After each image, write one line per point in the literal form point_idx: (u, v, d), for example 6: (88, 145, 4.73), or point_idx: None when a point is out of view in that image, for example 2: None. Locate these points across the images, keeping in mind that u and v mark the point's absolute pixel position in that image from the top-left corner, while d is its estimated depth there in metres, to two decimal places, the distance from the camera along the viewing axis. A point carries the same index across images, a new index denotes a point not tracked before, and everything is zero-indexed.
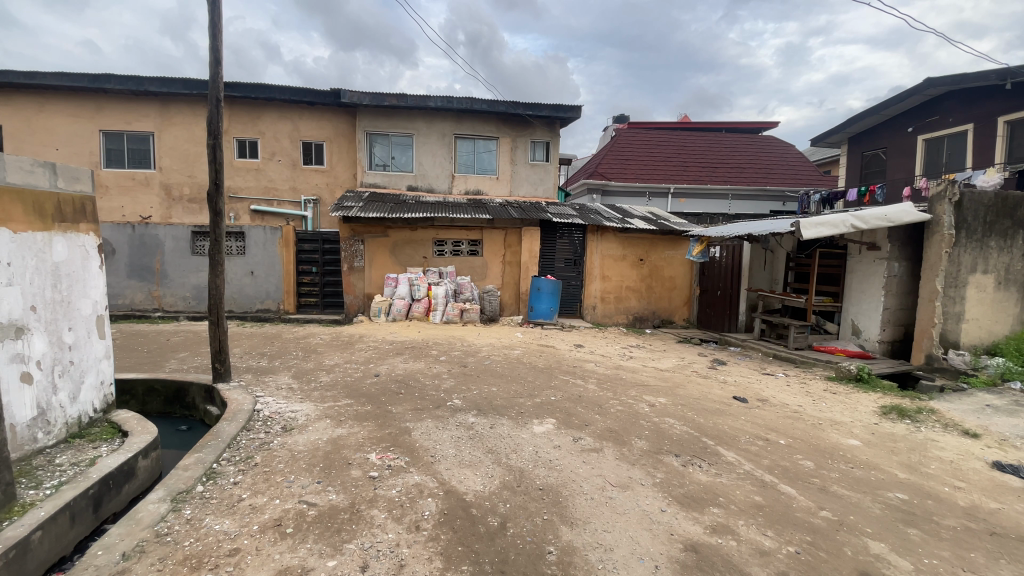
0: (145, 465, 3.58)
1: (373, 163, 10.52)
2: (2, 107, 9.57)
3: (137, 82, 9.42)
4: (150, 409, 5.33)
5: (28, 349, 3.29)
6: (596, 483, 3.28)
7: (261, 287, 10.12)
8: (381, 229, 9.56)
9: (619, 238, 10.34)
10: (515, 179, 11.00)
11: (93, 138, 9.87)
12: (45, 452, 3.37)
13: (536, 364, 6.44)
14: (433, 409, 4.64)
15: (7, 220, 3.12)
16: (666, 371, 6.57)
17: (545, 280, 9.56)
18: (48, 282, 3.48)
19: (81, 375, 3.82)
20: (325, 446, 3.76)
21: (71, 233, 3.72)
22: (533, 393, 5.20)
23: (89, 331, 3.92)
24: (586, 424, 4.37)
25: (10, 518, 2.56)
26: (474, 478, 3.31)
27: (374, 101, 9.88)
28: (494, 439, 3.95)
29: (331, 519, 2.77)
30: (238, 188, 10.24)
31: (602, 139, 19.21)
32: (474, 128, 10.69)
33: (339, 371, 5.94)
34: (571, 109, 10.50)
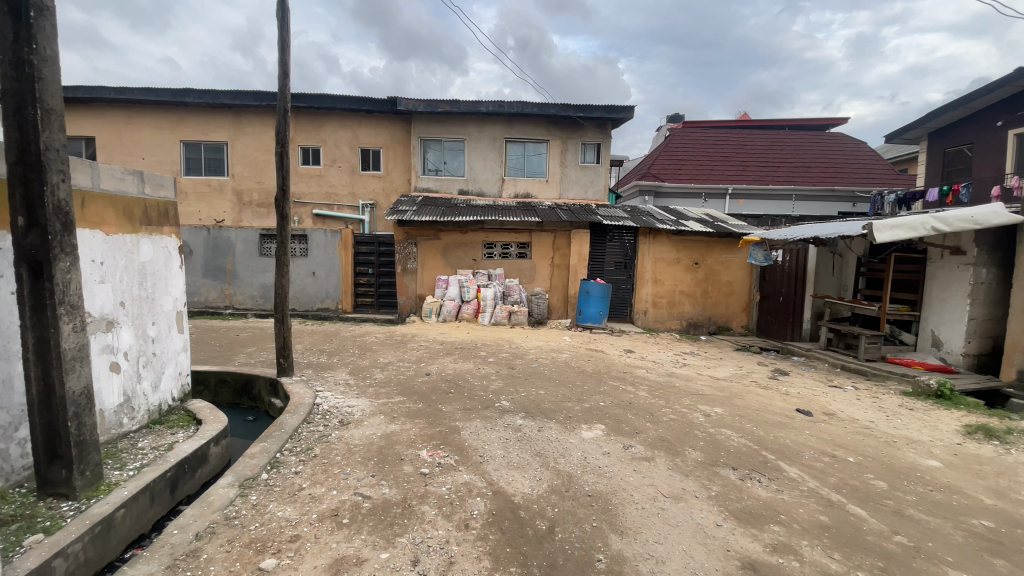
0: (216, 452, 3.84)
1: (426, 168, 10.81)
2: (97, 121, 10.57)
3: (214, 95, 10.18)
4: (221, 399, 5.70)
5: (116, 341, 3.61)
6: (648, 492, 3.20)
7: (321, 287, 10.60)
8: (433, 232, 9.79)
9: (672, 241, 10.06)
10: (565, 181, 10.95)
11: (175, 148, 10.72)
12: (129, 435, 3.69)
13: (585, 369, 6.37)
14: (481, 409, 4.70)
15: (101, 223, 3.45)
16: (723, 380, 6.29)
17: (595, 283, 9.37)
18: (135, 280, 3.81)
19: (162, 366, 4.15)
20: (379, 441, 3.89)
21: (155, 236, 4.06)
22: (582, 398, 5.15)
23: (169, 325, 4.27)
24: (637, 432, 4.27)
25: (97, 496, 2.81)
26: (523, 480, 3.31)
27: (428, 108, 10.15)
28: (542, 442, 3.94)
29: (384, 512, 2.86)
30: (301, 193, 10.80)
31: (655, 139, 18.73)
32: (525, 132, 10.74)
33: (392, 369, 6.13)
34: (623, 109, 10.35)
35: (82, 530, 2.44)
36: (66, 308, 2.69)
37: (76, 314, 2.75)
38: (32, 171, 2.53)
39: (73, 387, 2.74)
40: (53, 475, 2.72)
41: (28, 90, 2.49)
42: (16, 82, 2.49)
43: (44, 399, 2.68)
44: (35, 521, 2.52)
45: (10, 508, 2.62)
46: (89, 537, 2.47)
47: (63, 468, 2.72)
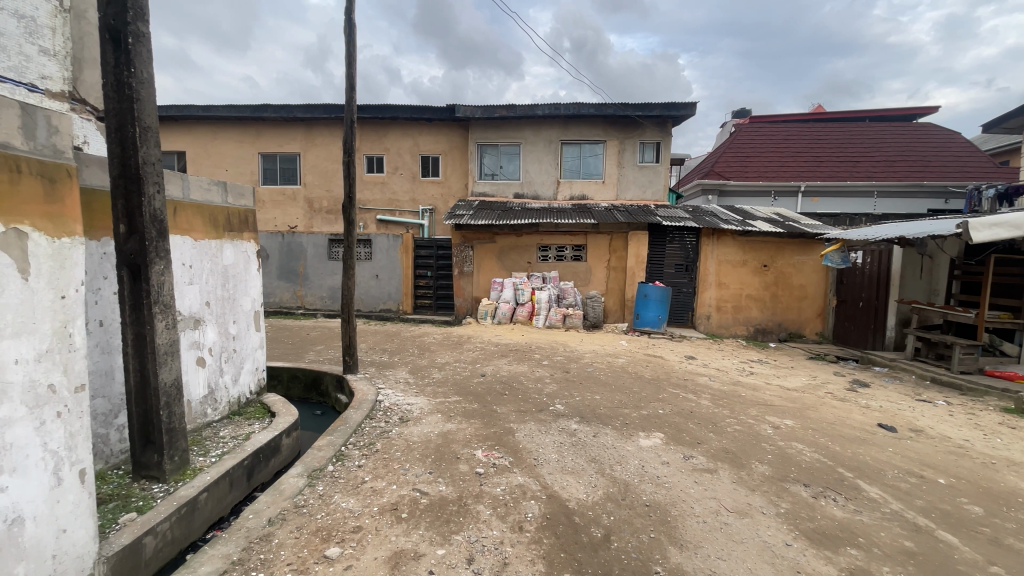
0: (288, 443, 4.10)
1: (482, 173, 11.00)
2: (187, 136, 11.61)
3: (288, 110, 10.91)
4: (293, 393, 6.07)
5: (202, 338, 3.95)
6: (710, 506, 3.06)
7: (383, 290, 11.05)
8: (488, 235, 9.94)
9: (738, 242, 9.58)
10: (623, 182, 10.74)
11: (254, 159, 11.58)
12: (212, 425, 4.02)
13: (643, 375, 6.21)
14: (536, 412, 4.70)
15: (190, 230, 3.79)
16: (794, 391, 5.90)
17: (653, 287, 9.12)
18: (219, 282, 4.15)
19: (241, 361, 4.49)
20: (436, 439, 4.00)
21: (237, 241, 4.40)
22: (639, 404, 5.02)
23: (248, 324, 4.61)
24: (699, 442, 4.10)
25: (183, 479, 3.09)
26: (578, 486, 3.28)
27: (485, 113, 10.32)
28: (597, 449, 3.88)
29: (440, 509, 2.94)
30: (366, 200, 11.32)
31: (719, 136, 17.93)
32: (581, 133, 10.65)
33: (449, 370, 6.27)
34: (684, 106, 10.01)
35: (170, 510, 2.69)
36: (161, 307, 2.98)
37: (169, 312, 3.04)
38: (133, 183, 2.83)
39: (165, 378, 3.03)
40: (147, 458, 3.02)
41: (128, 110, 2.79)
42: (119, 103, 2.79)
43: (141, 389, 2.99)
44: (130, 500, 2.80)
45: (109, 487, 2.93)
46: (176, 517, 2.72)
47: (155, 452, 3.01)
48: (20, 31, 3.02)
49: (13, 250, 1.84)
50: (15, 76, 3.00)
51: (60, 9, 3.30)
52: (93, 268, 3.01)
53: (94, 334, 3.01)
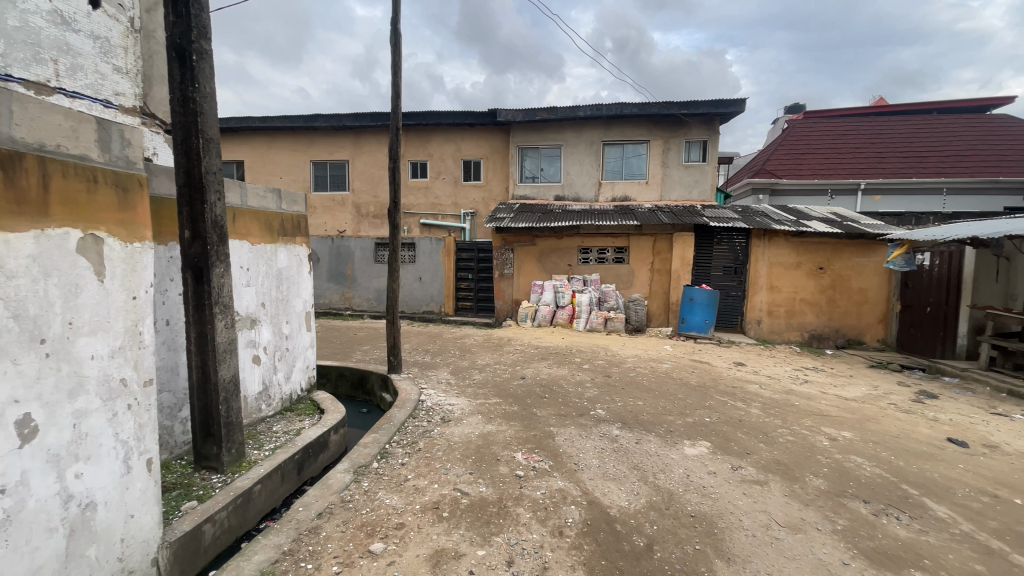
0: (335, 439, 4.25)
1: (523, 175, 11.05)
2: (246, 146, 12.28)
3: (338, 118, 11.35)
4: (341, 391, 6.29)
5: (258, 337, 4.16)
6: (760, 519, 2.93)
7: (426, 292, 11.29)
8: (529, 237, 9.97)
9: (790, 243, 9.16)
10: (667, 182, 10.49)
11: (306, 167, 12.11)
12: (266, 420, 4.22)
13: (688, 381, 6.02)
14: (577, 416, 4.66)
15: (247, 235, 4.00)
16: (852, 401, 5.57)
17: (699, 290, 8.85)
18: (273, 284, 4.36)
19: (293, 360, 4.70)
20: (477, 439, 4.04)
21: (290, 245, 4.61)
22: (684, 412, 4.87)
23: (300, 324, 4.82)
24: (749, 452, 3.93)
25: (239, 470, 3.26)
26: (620, 493, 3.22)
27: (526, 117, 10.36)
28: (640, 456, 3.79)
29: (481, 510, 2.96)
30: (410, 204, 11.60)
31: (770, 133, 17.19)
32: (624, 133, 10.49)
33: (490, 371, 6.32)
34: (732, 103, 9.68)
35: (227, 500, 2.84)
36: (220, 308, 3.17)
37: (227, 312, 3.23)
38: (196, 191, 3.02)
39: (223, 375, 3.21)
40: (206, 450, 3.21)
41: (192, 123, 2.99)
42: (185, 117, 2.99)
43: (202, 384, 3.18)
44: (191, 489, 2.99)
45: (173, 476, 3.14)
46: (231, 507, 2.86)
47: (214, 444, 3.19)
48: (96, 51, 3.28)
49: (91, 254, 2.00)
50: (92, 93, 3.28)
51: (131, 30, 3.56)
52: (161, 271, 3.23)
53: (162, 333, 3.24)
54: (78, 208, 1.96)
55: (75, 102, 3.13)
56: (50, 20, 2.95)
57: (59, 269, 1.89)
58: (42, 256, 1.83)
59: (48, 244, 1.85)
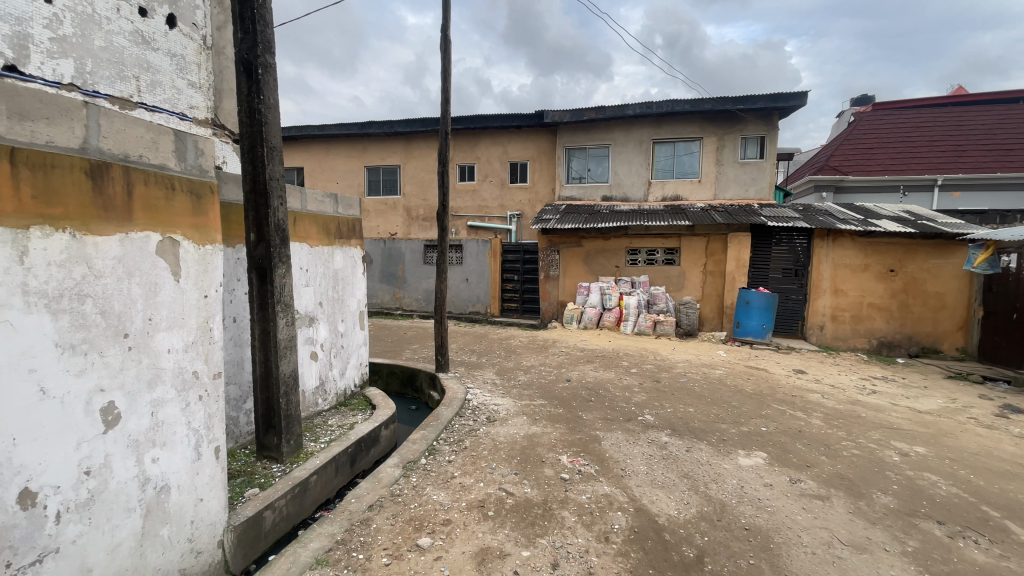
0: (386, 435, 4.39)
1: (570, 176, 11.00)
2: (306, 154, 12.92)
3: (391, 124, 11.73)
4: (391, 388, 6.50)
5: (315, 335, 4.36)
6: (820, 536, 2.76)
7: (472, 293, 11.46)
8: (575, 239, 9.91)
9: (857, 244, 8.58)
10: (721, 181, 10.11)
11: (360, 172, 12.59)
12: (322, 414, 4.42)
13: (743, 389, 5.76)
14: (624, 421, 4.57)
15: (306, 238, 4.21)
16: (926, 414, 5.14)
17: (755, 293, 8.45)
18: (330, 284, 4.56)
19: (347, 357, 4.89)
20: (522, 440, 4.05)
21: (345, 247, 4.81)
22: (739, 420, 4.67)
23: (354, 323, 5.02)
24: (810, 465, 3.72)
25: (297, 461, 3.43)
26: (668, 501, 3.13)
27: (573, 117, 10.30)
28: (691, 464, 3.67)
29: (526, 511, 2.96)
30: (458, 207, 11.79)
31: (834, 127, 16.20)
32: (675, 131, 10.20)
33: (535, 373, 6.32)
34: (793, 97, 9.22)
35: (284, 489, 2.99)
36: (282, 306, 3.34)
37: (288, 311, 3.40)
38: (261, 197, 3.21)
39: (284, 369, 3.39)
40: (268, 440, 3.40)
41: (258, 132, 3.18)
42: (251, 127, 3.19)
43: (265, 378, 3.37)
44: (254, 477, 3.18)
45: (238, 464, 3.35)
46: (289, 496, 3.01)
47: (275, 436, 3.37)
48: (173, 68, 3.56)
49: (168, 256, 2.17)
50: (169, 107, 3.55)
51: (204, 47, 3.83)
52: (229, 272, 3.46)
53: (229, 329, 3.46)
54: (157, 214, 2.13)
55: (155, 115, 3.41)
56: (132, 40, 3.21)
57: (141, 270, 2.06)
58: (126, 257, 2.00)
59: (131, 247, 2.02)
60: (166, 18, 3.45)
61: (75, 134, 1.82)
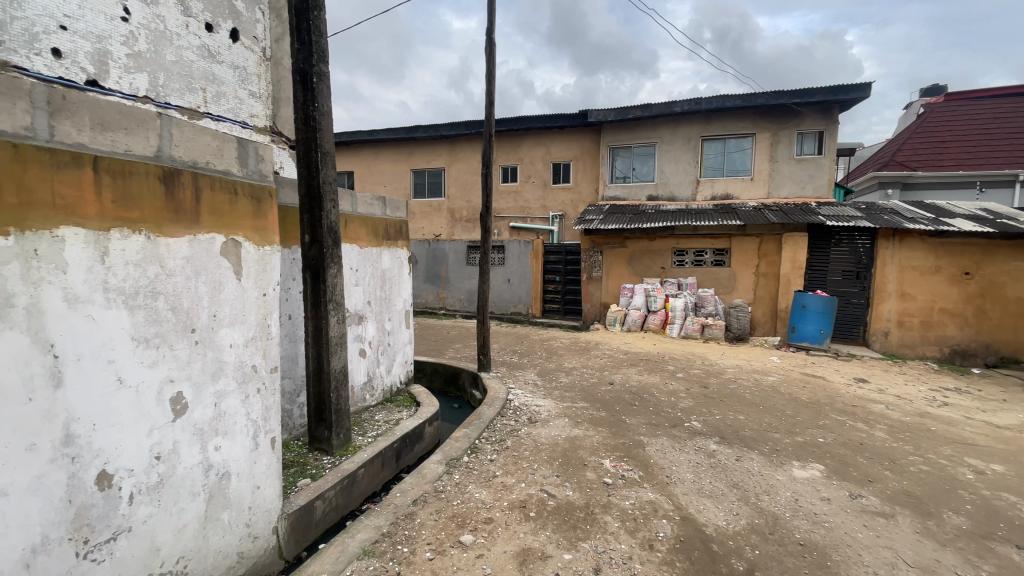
0: (430, 432, 4.47)
1: (614, 176, 10.84)
2: (356, 159, 13.39)
3: (436, 128, 11.96)
4: (435, 386, 6.62)
5: (364, 333, 4.51)
6: (883, 557, 2.58)
7: (514, 293, 11.50)
8: (619, 240, 9.77)
9: (926, 244, 7.99)
10: (775, 179, 9.67)
11: (406, 175, 12.91)
12: (369, 409, 4.57)
13: (798, 397, 5.48)
14: (669, 427, 4.45)
15: (356, 239, 4.36)
16: (1007, 429, 4.71)
17: (812, 296, 7.99)
18: (378, 284, 4.70)
19: (394, 354, 5.03)
20: (564, 443, 4.02)
21: (393, 248, 4.95)
22: (793, 430, 4.44)
23: (400, 321, 5.15)
24: (871, 480, 3.49)
25: (346, 454, 3.55)
26: (716, 511, 3.02)
27: (618, 116, 10.14)
28: (741, 474, 3.53)
29: (568, 514, 2.94)
30: (500, 209, 11.87)
31: (901, 120, 15.14)
32: (725, 128, 9.84)
33: (577, 375, 6.27)
34: (855, 89, 8.71)
35: (332, 481, 3.09)
36: (333, 305, 3.48)
37: (339, 309, 3.53)
38: (315, 200, 3.35)
39: (335, 365, 3.52)
40: (319, 433, 3.54)
41: (313, 139, 3.32)
42: (306, 133, 3.34)
43: (317, 373, 3.52)
44: (306, 467, 3.32)
45: (292, 454, 3.51)
46: (337, 488, 3.12)
47: (326, 429, 3.51)
48: (235, 80, 3.77)
49: (231, 256, 2.31)
50: (232, 116, 3.76)
51: (263, 58, 4.04)
52: (286, 271, 3.64)
53: (285, 325, 3.64)
54: (222, 216, 2.26)
55: (220, 124, 3.62)
56: (199, 54, 3.44)
57: (207, 269, 2.20)
58: (194, 257, 2.14)
59: (199, 248, 2.16)
60: (229, 33, 3.67)
61: (150, 143, 1.97)
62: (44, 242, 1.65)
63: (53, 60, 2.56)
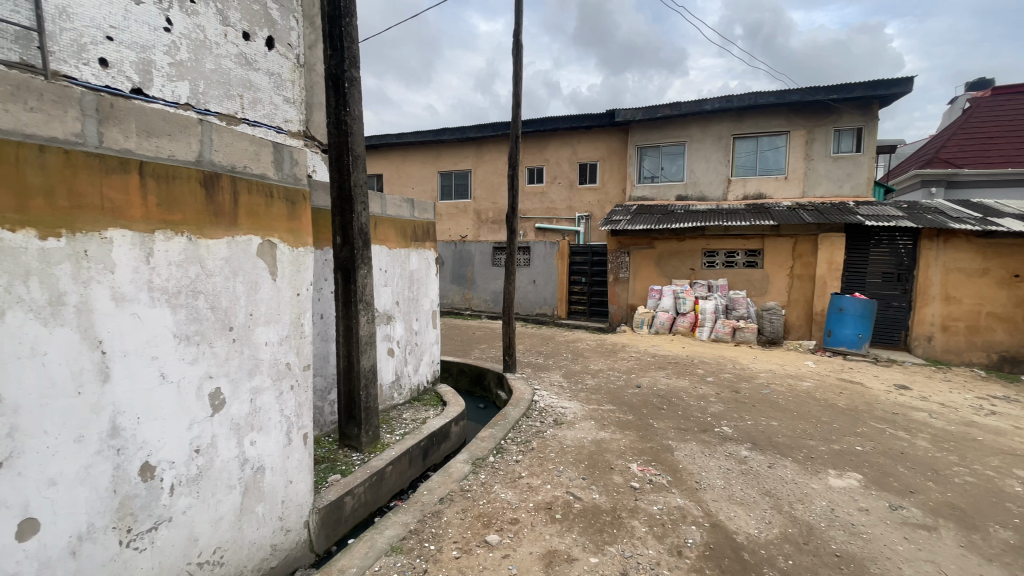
0: (456, 431, 4.51)
1: (642, 176, 10.70)
2: (384, 162, 13.63)
3: (463, 131, 12.07)
4: (460, 386, 6.67)
5: (392, 332, 4.58)
6: (925, 571, 2.47)
7: (540, 294, 11.49)
8: (647, 240, 9.64)
9: (974, 245, 7.59)
10: (810, 177, 9.38)
11: (433, 178, 13.07)
12: (397, 407, 4.63)
13: (834, 403, 5.30)
14: (698, 432, 4.37)
15: (385, 240, 4.43)
16: None
17: (850, 299, 7.70)
18: (406, 284, 4.77)
19: (421, 354, 5.09)
20: (590, 445, 3.99)
21: (421, 249, 5.02)
22: (828, 437, 4.30)
23: (427, 321, 5.21)
24: (912, 491, 3.34)
25: (374, 451, 3.61)
26: (748, 519, 2.94)
27: (647, 115, 10.01)
28: (773, 481, 3.43)
29: (594, 517, 2.92)
30: (526, 209, 11.87)
31: (946, 115, 14.45)
32: (758, 125, 9.60)
33: (603, 377, 6.21)
34: (896, 83, 8.36)
35: (362, 478, 3.15)
36: (364, 305, 3.55)
37: (369, 309, 3.60)
38: (347, 203, 3.43)
39: (364, 364, 3.59)
40: (349, 430, 3.62)
41: (344, 143, 3.39)
42: (338, 138, 3.41)
43: (348, 371, 3.60)
44: (336, 463, 3.40)
45: (323, 450, 3.59)
46: (366, 485, 3.17)
47: (355, 426, 3.58)
48: (271, 86, 3.90)
49: (267, 257, 2.39)
50: (268, 121, 3.88)
51: (297, 65, 4.16)
52: (318, 272, 3.73)
53: (317, 324, 3.73)
54: (258, 218, 2.34)
55: (256, 129, 3.75)
56: (237, 62, 3.57)
57: (244, 270, 2.27)
58: (232, 258, 2.22)
59: (237, 249, 2.24)
60: (265, 41, 3.79)
61: (192, 148, 2.05)
62: (93, 243, 1.73)
63: (100, 69, 2.72)
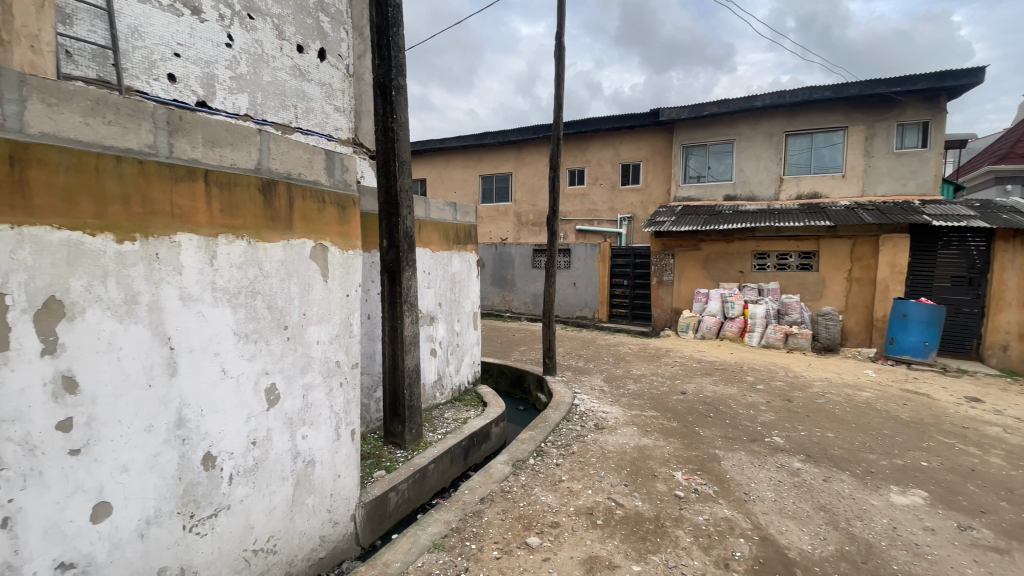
0: (496, 432, 4.54)
1: (687, 176, 10.43)
2: (428, 166, 13.93)
3: (504, 134, 12.18)
4: (501, 387, 6.71)
5: (435, 333, 4.68)
6: None
7: (581, 297, 11.40)
8: (692, 242, 9.39)
9: None
10: (870, 175, 8.86)
11: (475, 181, 13.23)
12: (439, 407, 4.72)
13: (896, 415, 4.97)
14: (747, 441, 4.21)
15: (429, 243, 4.53)
16: None
17: (915, 304, 7.22)
18: (448, 286, 4.86)
19: (462, 355, 5.17)
20: (632, 451, 3.93)
21: (463, 252, 5.10)
22: (890, 451, 4.04)
23: (469, 323, 5.28)
24: (986, 512, 3.09)
25: (417, 449, 3.70)
26: (800, 534, 2.81)
27: (692, 114, 9.76)
28: (828, 496, 3.26)
29: (637, 524, 2.87)
30: (567, 212, 11.82)
31: None
32: (813, 122, 9.17)
33: (645, 382, 6.09)
34: (968, 73, 7.78)
35: (406, 475, 3.23)
36: (408, 305, 3.64)
37: (413, 310, 3.69)
38: (393, 207, 3.53)
39: (408, 363, 3.68)
40: (393, 428, 3.72)
41: (391, 149, 3.50)
42: (386, 144, 3.52)
43: (392, 370, 3.70)
44: (381, 460, 3.50)
45: (369, 446, 3.71)
46: (410, 482, 3.25)
47: (399, 424, 3.68)
48: (323, 96, 4.07)
49: (319, 260, 2.49)
50: (319, 129, 4.04)
51: (347, 75, 4.32)
52: (366, 274, 3.86)
53: (364, 324, 3.86)
54: (312, 222, 2.45)
55: (309, 137, 3.92)
56: (291, 74, 3.76)
57: (298, 271, 2.39)
58: (288, 261, 2.33)
59: (292, 252, 2.35)
60: (317, 53, 3.97)
61: (252, 156, 2.17)
62: (164, 247, 1.86)
63: (169, 84, 2.95)
